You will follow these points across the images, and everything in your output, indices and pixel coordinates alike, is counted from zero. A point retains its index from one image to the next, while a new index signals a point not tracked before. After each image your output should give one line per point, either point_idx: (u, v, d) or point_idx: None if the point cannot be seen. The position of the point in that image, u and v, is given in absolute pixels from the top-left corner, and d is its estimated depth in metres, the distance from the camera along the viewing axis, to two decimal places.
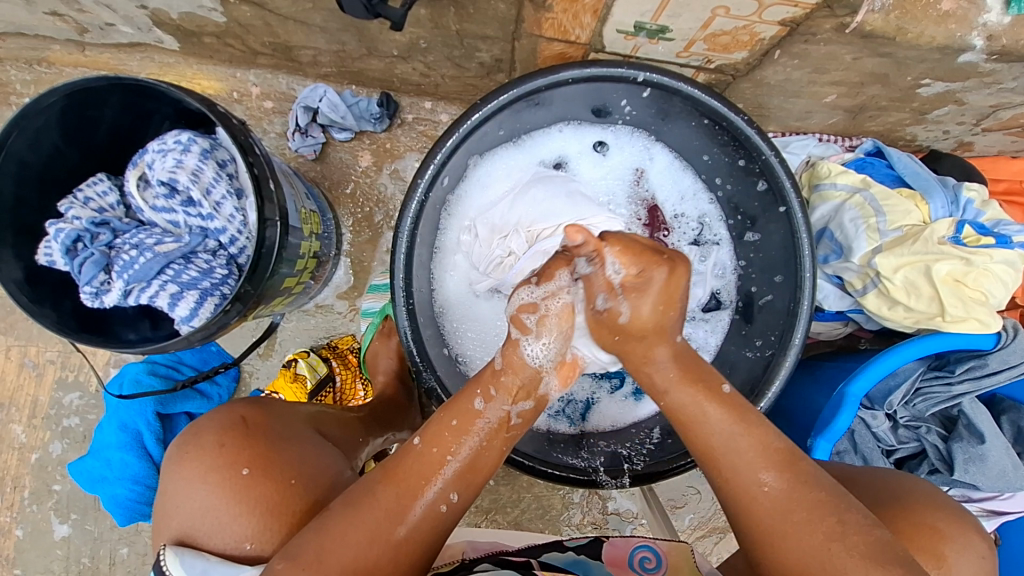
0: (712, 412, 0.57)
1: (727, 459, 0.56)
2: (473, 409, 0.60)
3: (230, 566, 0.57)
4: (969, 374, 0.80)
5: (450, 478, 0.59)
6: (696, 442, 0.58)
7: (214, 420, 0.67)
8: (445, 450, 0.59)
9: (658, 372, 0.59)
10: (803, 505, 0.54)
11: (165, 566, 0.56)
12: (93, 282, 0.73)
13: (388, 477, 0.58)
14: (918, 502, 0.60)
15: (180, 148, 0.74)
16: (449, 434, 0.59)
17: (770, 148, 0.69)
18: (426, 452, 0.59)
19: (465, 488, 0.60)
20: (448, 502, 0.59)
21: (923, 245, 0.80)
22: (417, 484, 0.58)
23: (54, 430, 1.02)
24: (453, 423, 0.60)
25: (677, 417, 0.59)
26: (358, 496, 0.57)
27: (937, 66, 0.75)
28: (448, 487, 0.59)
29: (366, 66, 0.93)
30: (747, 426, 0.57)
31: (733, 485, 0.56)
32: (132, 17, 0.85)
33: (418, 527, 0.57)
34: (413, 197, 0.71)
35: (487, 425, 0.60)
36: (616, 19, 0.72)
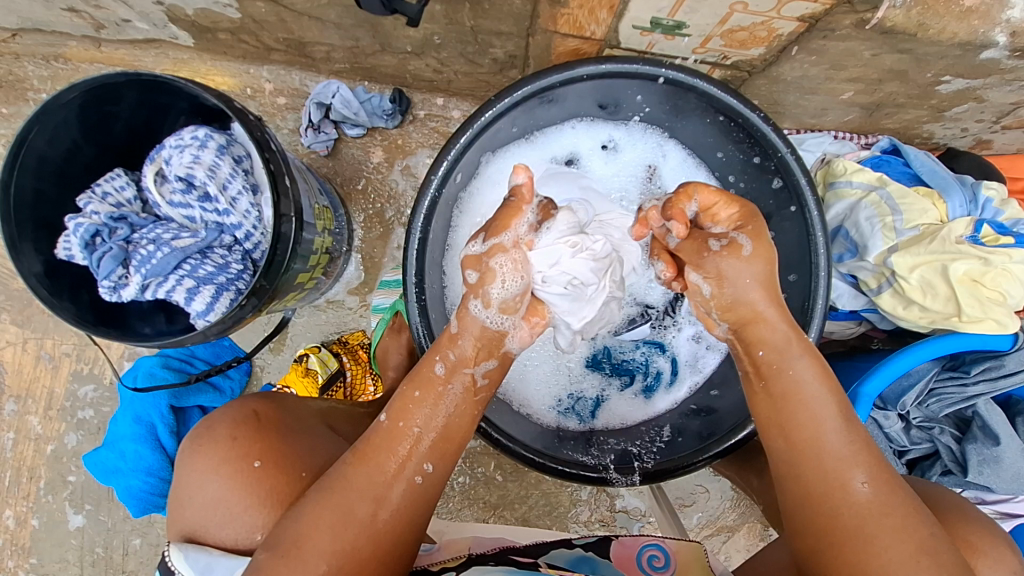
0: (826, 402, 0.58)
1: (828, 453, 0.57)
2: (435, 374, 0.61)
3: (234, 559, 0.58)
4: (986, 375, 0.79)
5: (422, 449, 0.60)
6: (798, 425, 0.58)
7: (226, 413, 0.67)
8: (410, 422, 0.60)
9: (769, 345, 0.60)
10: (890, 515, 0.54)
11: (170, 564, 0.58)
12: (110, 276, 0.74)
13: (360, 458, 0.59)
14: (965, 514, 0.60)
15: (197, 143, 0.74)
16: (413, 406, 0.60)
17: (786, 145, 0.68)
18: (392, 426, 0.60)
19: (440, 459, 0.61)
20: (424, 473, 0.60)
21: (941, 245, 0.78)
22: (385, 461, 0.58)
23: (69, 422, 1.04)
24: (418, 395, 0.61)
25: (779, 398, 0.59)
26: (331, 481, 0.58)
27: (958, 62, 0.74)
28: (423, 459, 0.59)
29: (379, 62, 0.93)
30: (848, 423, 0.58)
31: (823, 479, 0.56)
32: (148, 13, 0.86)
33: (399, 515, 0.58)
34: (426, 194, 0.71)
35: (453, 392, 0.61)
36: (632, 15, 0.72)
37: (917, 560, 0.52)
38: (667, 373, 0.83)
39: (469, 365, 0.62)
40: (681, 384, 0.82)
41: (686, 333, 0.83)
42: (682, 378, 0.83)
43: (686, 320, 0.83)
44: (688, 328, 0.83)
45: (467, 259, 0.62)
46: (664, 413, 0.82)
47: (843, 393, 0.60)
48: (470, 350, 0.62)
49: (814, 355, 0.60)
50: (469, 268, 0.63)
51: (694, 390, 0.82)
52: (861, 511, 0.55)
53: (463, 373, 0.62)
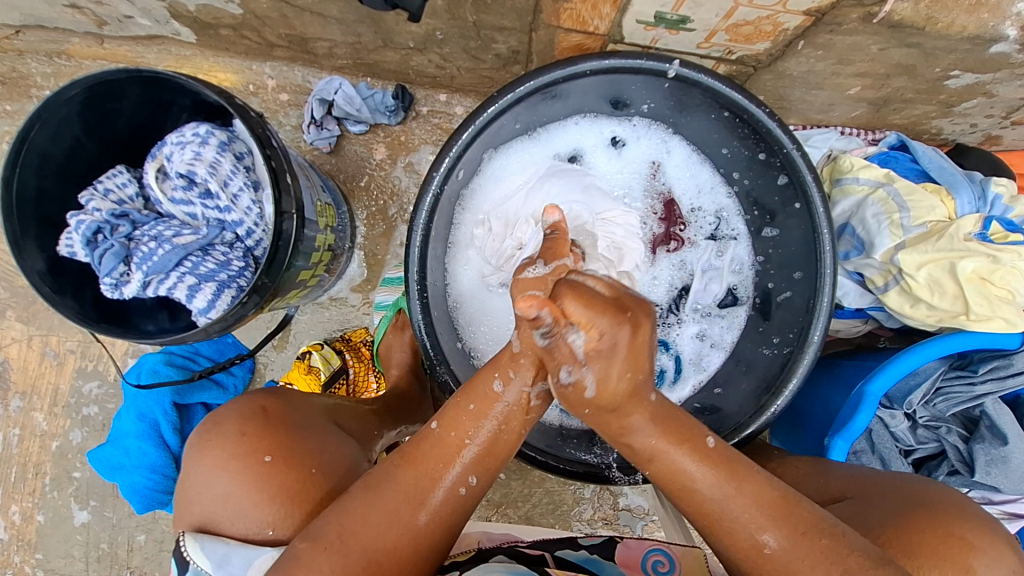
0: (696, 465, 0.54)
1: (729, 519, 0.54)
2: (492, 392, 0.58)
3: (249, 550, 0.58)
4: (993, 375, 0.78)
5: (469, 462, 0.58)
6: (692, 497, 0.55)
7: (233, 408, 0.67)
8: (463, 434, 0.58)
9: (636, 440, 0.54)
10: (808, 557, 0.51)
11: (187, 556, 0.58)
12: (112, 273, 0.73)
13: (408, 461, 0.58)
14: (949, 512, 0.57)
15: (198, 140, 0.74)
16: (467, 419, 0.58)
17: (791, 141, 0.67)
18: (445, 436, 0.58)
19: (484, 472, 0.59)
20: (468, 485, 0.58)
21: (948, 242, 0.78)
22: (437, 467, 0.57)
23: (74, 418, 1.04)
24: (472, 407, 0.58)
25: (658, 468, 0.55)
26: (377, 480, 0.57)
27: (967, 57, 0.73)
28: (467, 470, 0.58)
29: (381, 58, 0.93)
30: (737, 483, 0.54)
31: (734, 548, 0.54)
32: (150, 10, 0.86)
33: (440, 514, 0.57)
34: (428, 191, 0.71)
35: (505, 410, 0.58)
36: (636, 9, 0.71)
37: None
38: (671, 372, 0.82)
39: (529, 382, 0.57)
40: (685, 382, 0.81)
41: (689, 330, 0.83)
42: (686, 376, 0.82)
43: (690, 318, 0.83)
44: (691, 325, 0.83)
45: (527, 280, 0.56)
46: None
47: (712, 449, 0.55)
48: (532, 369, 0.57)
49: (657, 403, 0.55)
50: (529, 285, 0.57)
51: (698, 389, 0.81)
52: (781, 562, 0.52)
53: (521, 389, 0.58)
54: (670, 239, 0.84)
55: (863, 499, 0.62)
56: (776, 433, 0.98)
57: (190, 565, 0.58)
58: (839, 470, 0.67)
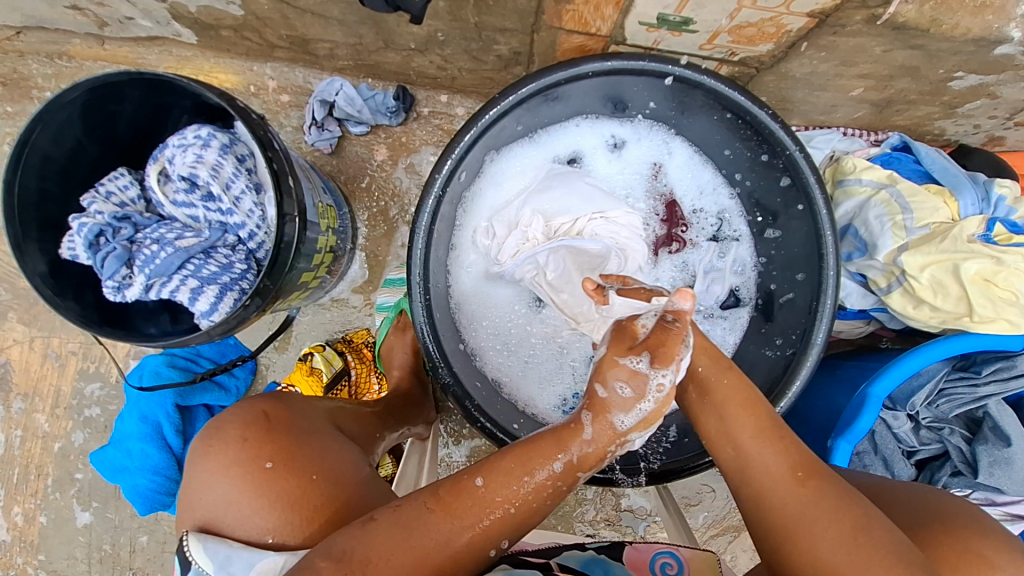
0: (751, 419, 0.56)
1: (758, 456, 0.55)
2: (553, 471, 0.52)
3: (252, 552, 0.57)
4: (996, 376, 0.78)
5: (506, 527, 0.53)
6: (732, 434, 0.56)
7: (235, 413, 0.66)
8: (509, 500, 0.52)
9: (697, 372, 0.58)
10: (822, 501, 0.52)
11: (189, 555, 0.57)
12: (115, 276, 0.74)
13: (442, 508, 0.52)
14: (965, 525, 0.55)
15: (200, 142, 0.74)
16: (516, 486, 0.52)
17: (794, 144, 0.67)
18: (489, 499, 0.52)
19: (515, 536, 0.55)
20: (498, 547, 0.54)
21: (953, 244, 0.77)
22: (474, 524, 0.52)
23: (76, 419, 1.04)
24: (525, 476, 0.52)
25: (716, 418, 0.57)
26: (409, 520, 0.52)
27: (971, 58, 0.73)
28: (501, 536, 0.53)
29: (382, 59, 0.92)
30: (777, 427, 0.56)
31: (763, 479, 0.54)
32: (151, 11, 0.86)
33: (468, 564, 0.53)
34: (430, 193, 0.70)
35: (558, 484, 0.53)
36: (638, 11, 0.71)
37: (849, 543, 0.49)
38: None
39: (584, 469, 0.53)
40: None
41: None
42: None
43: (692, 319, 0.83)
44: None
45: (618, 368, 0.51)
46: (668, 414, 0.81)
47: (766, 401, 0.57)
48: (595, 458, 0.52)
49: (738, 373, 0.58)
50: (625, 381, 0.50)
51: None
52: (802, 500, 0.52)
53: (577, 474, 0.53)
54: (672, 240, 0.83)
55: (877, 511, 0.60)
56: None
57: (193, 567, 0.57)
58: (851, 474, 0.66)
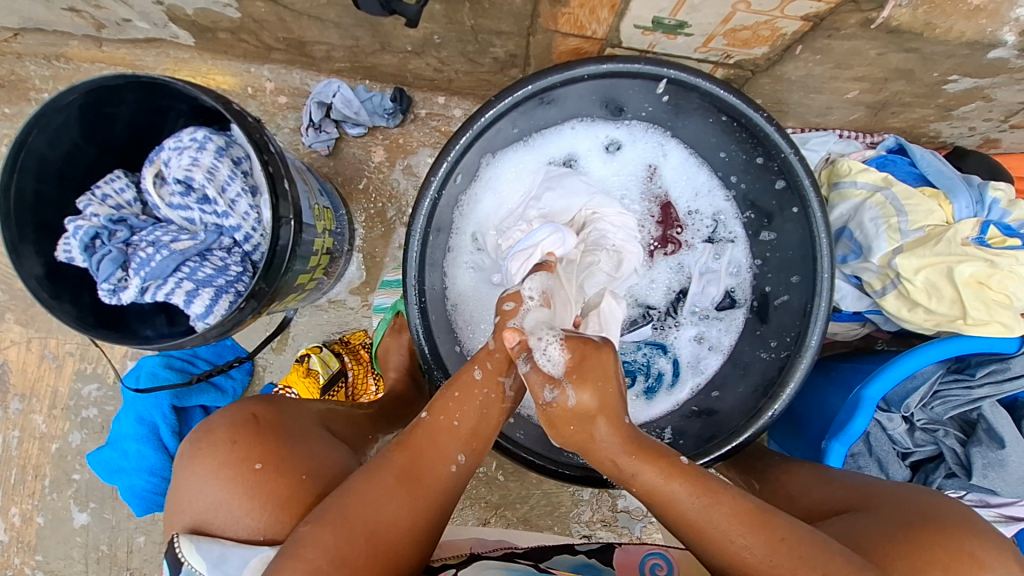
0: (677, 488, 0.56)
1: (709, 536, 0.54)
2: (474, 378, 0.61)
3: (247, 549, 0.57)
4: (990, 378, 0.78)
5: (457, 440, 0.59)
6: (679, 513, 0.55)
7: (225, 416, 0.66)
8: (452, 418, 0.59)
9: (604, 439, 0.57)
10: (788, 566, 0.51)
11: (182, 558, 0.58)
12: (110, 278, 0.74)
13: (401, 445, 0.58)
14: (955, 526, 0.55)
15: (196, 145, 0.74)
16: (454, 405, 0.60)
17: (789, 147, 0.67)
18: (434, 421, 0.59)
19: (472, 452, 0.60)
20: (457, 463, 0.59)
21: (946, 247, 0.78)
22: (431, 451, 0.58)
23: (73, 420, 1.04)
24: (457, 395, 0.60)
25: (648, 495, 0.57)
26: (376, 466, 0.57)
27: (966, 62, 0.73)
28: (455, 450, 0.59)
29: (379, 61, 0.93)
30: (711, 497, 0.55)
31: (722, 557, 0.54)
32: (148, 13, 0.86)
33: (433, 484, 0.58)
34: (426, 195, 0.70)
35: (489, 396, 0.61)
36: (634, 13, 0.71)
37: None
38: (668, 374, 0.83)
39: (503, 373, 0.62)
40: (682, 386, 0.82)
41: (687, 334, 0.84)
42: (683, 380, 0.82)
43: (688, 320, 0.84)
44: (689, 329, 0.84)
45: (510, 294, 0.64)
46: (663, 415, 0.81)
47: (684, 463, 0.57)
48: (506, 362, 0.62)
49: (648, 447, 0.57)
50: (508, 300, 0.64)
51: (696, 391, 0.81)
52: (765, 561, 0.52)
53: (497, 380, 0.61)
54: (667, 242, 0.84)
55: (869, 511, 0.60)
56: (773, 436, 0.98)
57: (184, 567, 0.57)
58: (845, 474, 0.67)
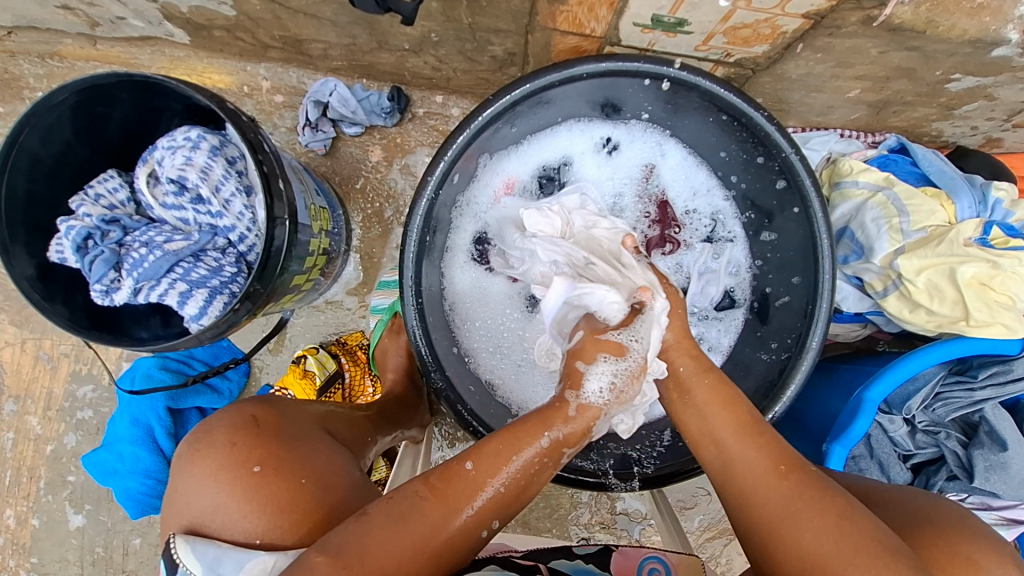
0: (737, 424, 0.57)
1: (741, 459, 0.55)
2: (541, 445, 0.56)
3: (242, 552, 0.55)
4: (993, 380, 0.77)
5: (497, 504, 0.56)
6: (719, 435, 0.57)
7: (224, 418, 0.66)
8: (497, 478, 0.56)
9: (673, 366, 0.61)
10: (809, 496, 0.52)
11: (177, 557, 0.56)
12: (103, 279, 0.73)
13: (438, 495, 0.54)
14: (952, 529, 0.54)
15: (190, 144, 0.73)
16: (507, 467, 0.56)
17: (791, 146, 0.66)
18: (479, 480, 0.55)
19: (505, 514, 0.57)
20: (489, 527, 0.56)
21: (948, 247, 0.77)
22: (467, 506, 0.55)
23: (68, 422, 1.03)
24: (514, 456, 0.56)
25: (694, 417, 0.59)
26: (405, 511, 0.53)
27: (968, 60, 0.72)
28: (490, 516, 0.56)
29: (377, 59, 0.92)
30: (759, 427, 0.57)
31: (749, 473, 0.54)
32: (142, 11, 0.85)
33: (458, 545, 0.54)
34: (423, 195, 0.69)
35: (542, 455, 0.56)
36: (633, 11, 0.70)
37: (833, 535, 0.49)
38: None
39: (570, 445, 0.58)
40: None
41: None
42: None
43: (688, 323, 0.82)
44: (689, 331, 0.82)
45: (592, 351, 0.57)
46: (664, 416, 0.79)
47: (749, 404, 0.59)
48: (577, 433, 0.57)
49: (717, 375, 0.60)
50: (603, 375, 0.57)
51: None
52: (785, 494, 0.52)
53: (561, 451, 0.57)
54: (665, 242, 0.82)
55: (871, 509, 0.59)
56: None
57: (179, 569, 0.55)
58: (840, 475, 0.66)
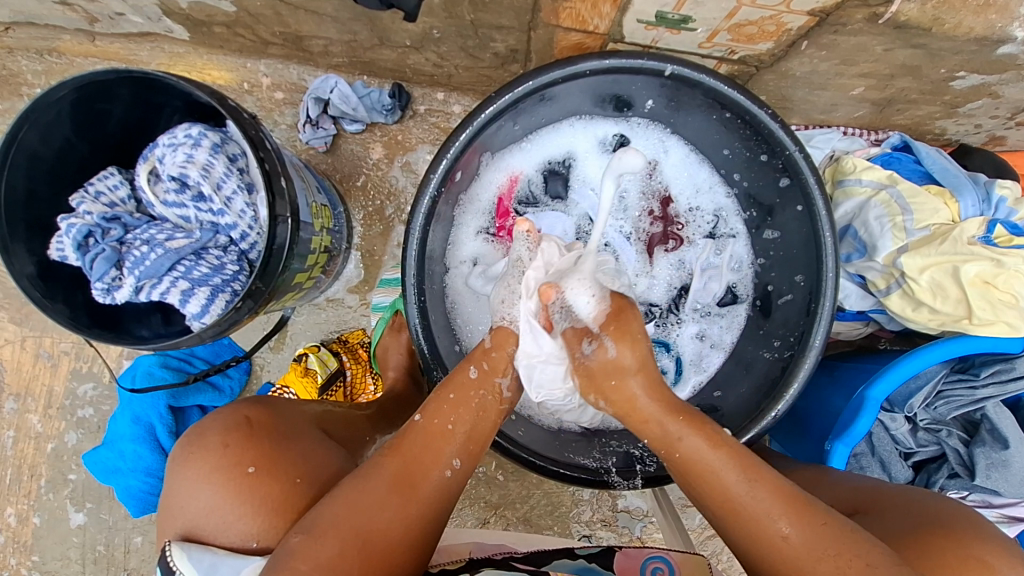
0: (725, 468, 0.56)
1: (745, 515, 0.54)
2: (469, 378, 0.62)
3: (239, 559, 0.56)
4: (995, 378, 0.77)
5: (451, 443, 0.60)
6: (713, 489, 0.56)
7: (217, 420, 0.64)
8: (446, 420, 0.60)
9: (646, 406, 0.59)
10: (824, 555, 0.51)
11: (171, 561, 0.55)
12: (104, 277, 0.73)
13: (391, 448, 0.59)
14: (962, 530, 0.54)
15: (190, 142, 0.73)
16: (449, 407, 0.61)
17: (794, 143, 0.66)
18: (428, 423, 0.60)
19: (467, 457, 0.61)
20: (451, 468, 0.59)
21: (952, 246, 0.76)
22: (419, 450, 0.59)
23: (69, 420, 1.03)
24: (452, 397, 0.61)
25: (686, 473, 0.58)
26: (364, 467, 0.57)
27: (974, 58, 0.72)
28: (450, 454, 0.60)
29: (378, 55, 0.91)
30: (753, 477, 0.55)
31: (756, 537, 0.54)
32: (141, 6, 0.84)
33: (424, 490, 0.57)
34: (425, 192, 0.69)
35: (485, 399, 0.62)
36: (636, 8, 0.69)
37: None
38: (671, 373, 0.82)
39: (499, 373, 0.63)
40: (685, 385, 0.81)
41: (689, 331, 0.83)
42: (686, 379, 0.81)
43: (690, 317, 0.83)
44: (691, 326, 0.83)
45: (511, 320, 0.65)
46: None
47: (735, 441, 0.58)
48: (504, 362, 0.64)
49: (693, 418, 0.58)
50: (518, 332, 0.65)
51: (698, 391, 0.81)
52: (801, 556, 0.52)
53: (494, 381, 0.63)
54: (668, 238, 0.83)
55: (876, 516, 0.59)
56: (776, 434, 0.97)
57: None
58: (850, 478, 0.65)
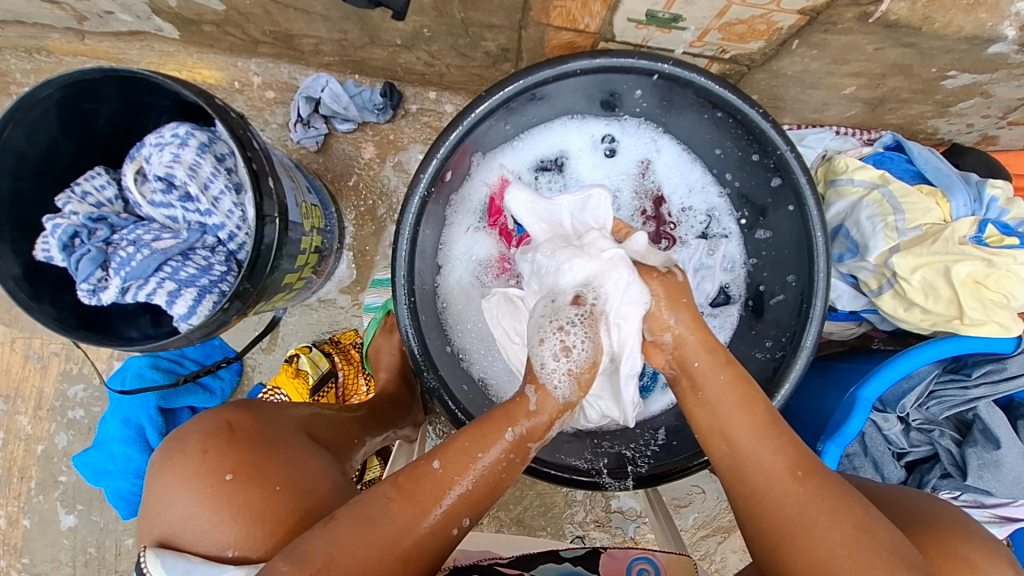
0: (748, 408, 0.57)
1: (756, 460, 0.55)
2: (502, 437, 0.59)
3: (212, 568, 0.55)
4: (987, 378, 0.77)
5: (468, 505, 0.58)
6: (731, 431, 0.57)
7: (198, 424, 0.64)
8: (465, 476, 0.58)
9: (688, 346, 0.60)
10: (823, 506, 0.52)
11: (145, 569, 0.55)
12: (89, 279, 0.72)
13: (403, 495, 0.56)
14: (947, 529, 0.54)
15: (178, 141, 0.72)
16: (471, 461, 0.58)
17: (786, 142, 0.65)
18: (446, 478, 0.57)
19: (475, 513, 0.59)
20: (459, 525, 0.58)
21: (944, 246, 0.76)
22: (431, 504, 0.56)
23: (59, 422, 1.02)
24: (479, 454, 0.58)
25: (705, 414, 0.58)
26: (372, 513, 0.54)
27: (964, 57, 0.72)
28: (460, 513, 0.57)
29: (368, 55, 0.91)
30: (772, 422, 0.56)
31: (766, 480, 0.54)
32: (130, 5, 0.83)
33: (427, 545, 0.56)
34: (415, 192, 0.68)
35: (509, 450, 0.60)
36: (626, 7, 0.69)
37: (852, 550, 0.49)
38: None
39: (535, 440, 0.60)
40: None
41: None
42: None
43: None
44: None
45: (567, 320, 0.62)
46: (658, 415, 0.78)
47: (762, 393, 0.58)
48: (540, 425, 0.61)
49: (731, 364, 0.59)
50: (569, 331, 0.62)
51: None
52: (800, 499, 0.53)
53: (527, 447, 0.60)
54: (661, 238, 0.82)
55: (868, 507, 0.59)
56: None
57: None
58: (842, 477, 0.65)
